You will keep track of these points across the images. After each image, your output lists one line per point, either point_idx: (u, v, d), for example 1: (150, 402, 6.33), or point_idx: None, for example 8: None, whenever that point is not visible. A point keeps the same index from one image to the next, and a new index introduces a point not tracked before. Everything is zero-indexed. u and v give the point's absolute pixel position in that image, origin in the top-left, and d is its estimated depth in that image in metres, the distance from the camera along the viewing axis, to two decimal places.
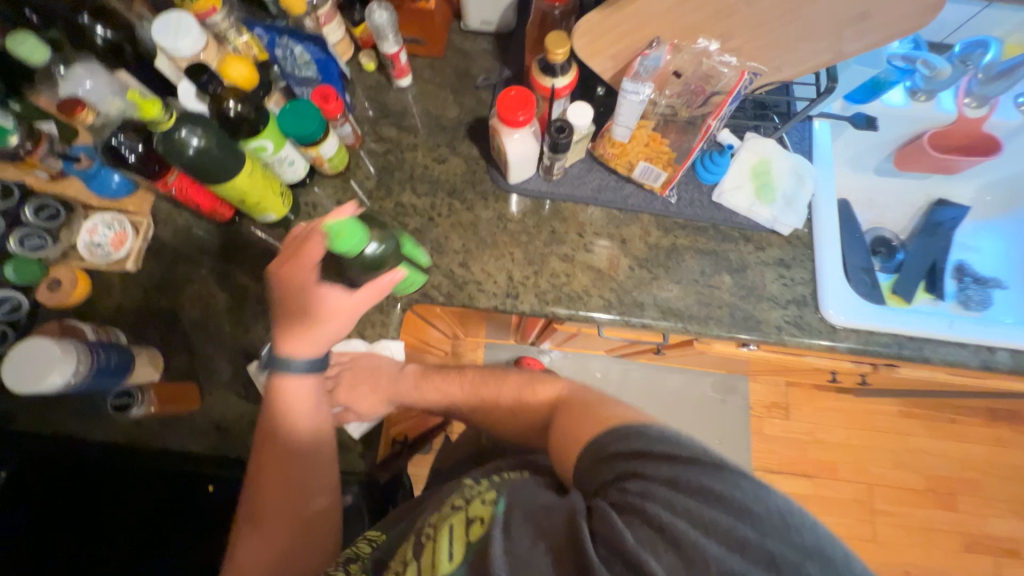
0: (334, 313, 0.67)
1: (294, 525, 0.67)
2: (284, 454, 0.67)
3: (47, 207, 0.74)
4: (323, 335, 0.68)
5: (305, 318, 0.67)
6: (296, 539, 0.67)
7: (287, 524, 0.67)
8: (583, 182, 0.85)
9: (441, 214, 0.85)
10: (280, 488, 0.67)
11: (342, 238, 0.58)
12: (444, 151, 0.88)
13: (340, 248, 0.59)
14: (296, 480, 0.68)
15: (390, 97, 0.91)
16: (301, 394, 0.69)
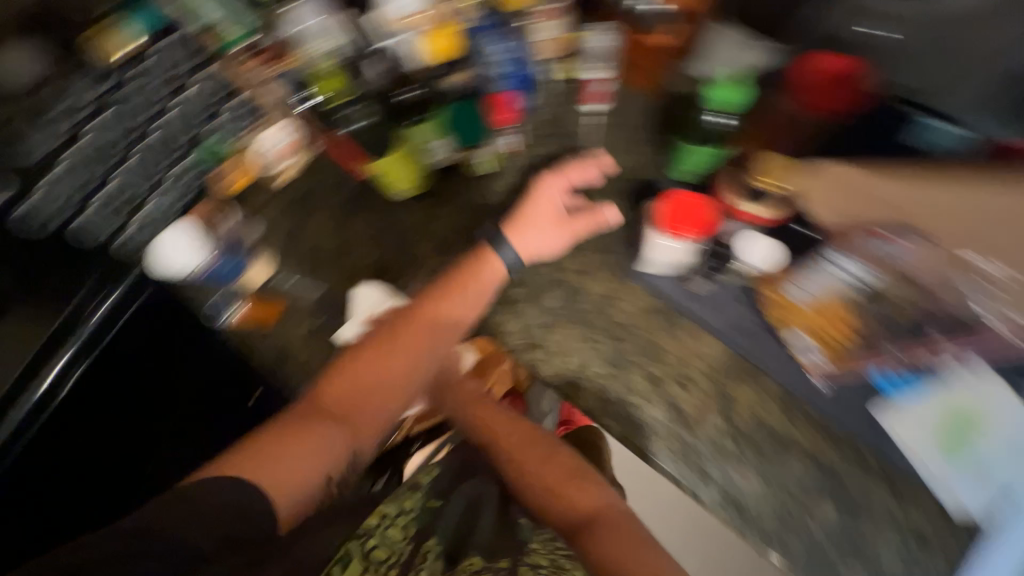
0: (546, 202, 0.73)
1: (305, 481, 0.60)
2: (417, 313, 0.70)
3: (242, 106, 0.82)
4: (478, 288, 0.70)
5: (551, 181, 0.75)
6: (343, 431, 0.64)
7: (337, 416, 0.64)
8: (721, 310, 0.72)
9: (553, 266, 0.78)
10: (355, 405, 0.65)
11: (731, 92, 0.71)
12: (592, 200, 0.79)
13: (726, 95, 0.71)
14: (335, 433, 0.63)
15: (568, 117, 0.82)
16: (449, 308, 0.71)
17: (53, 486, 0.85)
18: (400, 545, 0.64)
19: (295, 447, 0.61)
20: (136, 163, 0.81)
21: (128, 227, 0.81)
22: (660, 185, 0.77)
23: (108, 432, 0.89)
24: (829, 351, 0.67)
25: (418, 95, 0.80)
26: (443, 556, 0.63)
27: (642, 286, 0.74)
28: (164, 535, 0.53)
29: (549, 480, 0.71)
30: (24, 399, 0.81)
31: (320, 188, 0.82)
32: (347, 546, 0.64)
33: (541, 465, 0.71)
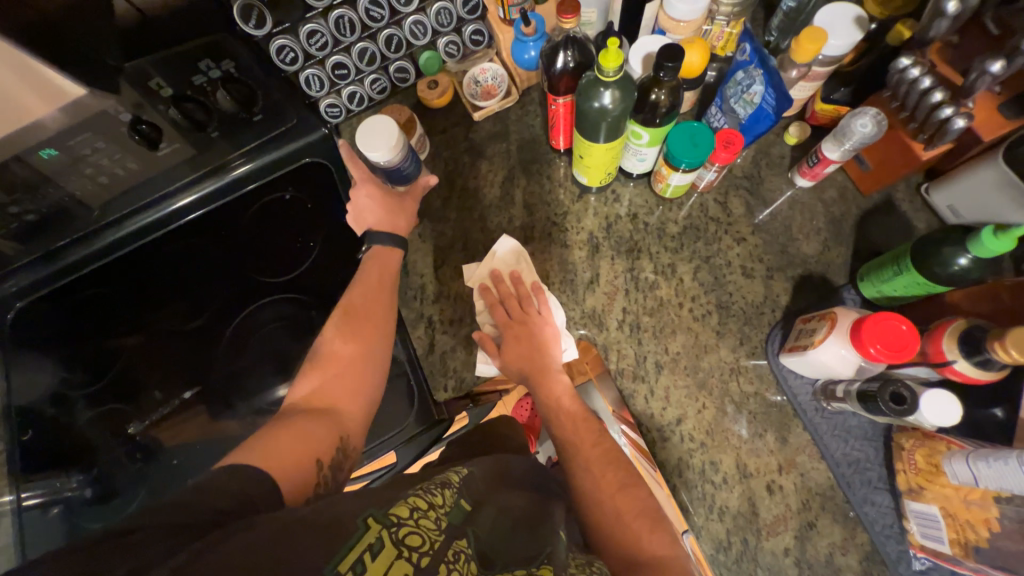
0: (514, 311, 0.73)
1: (314, 447, 0.52)
2: (369, 312, 0.67)
3: (479, 35, 0.84)
4: (544, 328, 0.72)
5: (513, 298, 0.74)
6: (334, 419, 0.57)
7: (338, 374, 0.61)
8: (845, 439, 0.67)
9: (691, 314, 0.75)
10: (328, 414, 0.57)
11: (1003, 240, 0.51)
12: (760, 271, 0.75)
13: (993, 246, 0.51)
14: (358, 394, 0.61)
15: (772, 181, 0.79)
16: (524, 291, 0.74)
17: (121, 290, 0.86)
18: (433, 535, 0.42)
19: (306, 423, 0.55)
20: (360, 49, 0.78)
21: (322, 100, 0.85)
22: (837, 290, 0.72)
23: (199, 268, 0.88)
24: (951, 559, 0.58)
25: (643, 58, 0.66)
26: (480, 563, 0.42)
27: (774, 376, 0.71)
28: (191, 515, 0.39)
29: (622, 507, 0.59)
30: (129, 224, 0.81)
31: (508, 150, 0.87)
32: (361, 522, 0.40)
33: (612, 488, 0.60)
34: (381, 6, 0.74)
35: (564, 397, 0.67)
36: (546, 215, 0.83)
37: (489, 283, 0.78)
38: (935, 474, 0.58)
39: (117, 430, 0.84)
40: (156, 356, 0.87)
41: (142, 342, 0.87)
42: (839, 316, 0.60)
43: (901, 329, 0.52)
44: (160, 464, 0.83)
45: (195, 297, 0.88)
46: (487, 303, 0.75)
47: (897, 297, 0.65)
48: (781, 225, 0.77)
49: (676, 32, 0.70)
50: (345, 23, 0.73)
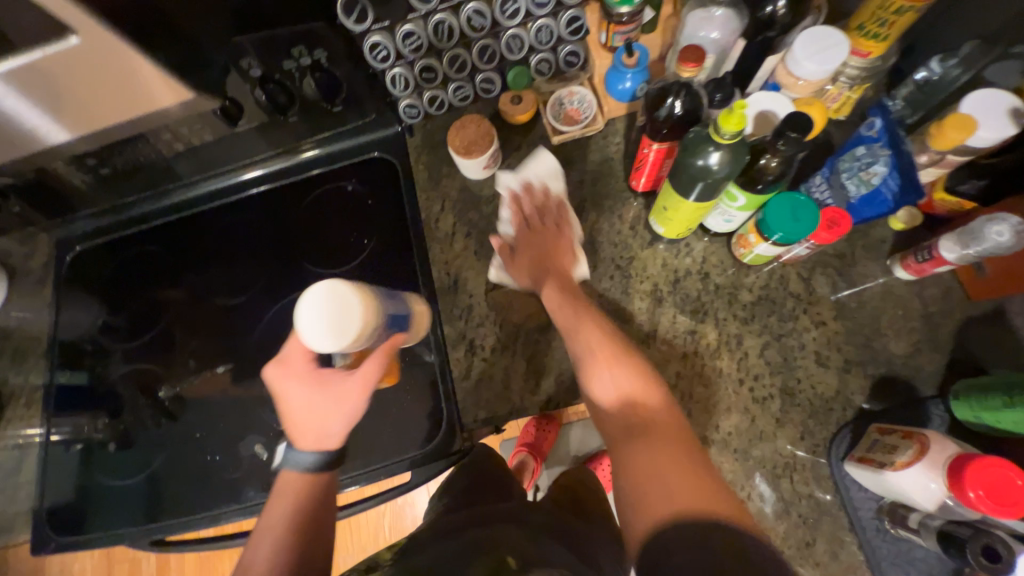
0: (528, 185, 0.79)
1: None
2: (314, 487, 0.60)
3: (573, 56, 0.80)
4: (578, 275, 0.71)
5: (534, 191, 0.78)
6: (317, 545, 0.56)
7: (314, 535, 0.57)
8: (904, 570, 0.60)
9: (751, 394, 0.69)
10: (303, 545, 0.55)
11: None
12: (835, 362, 0.69)
13: None
14: (321, 507, 0.59)
15: (866, 265, 0.71)
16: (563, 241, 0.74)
17: (178, 251, 0.89)
18: None
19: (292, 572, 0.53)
20: (453, 56, 0.76)
21: (402, 100, 0.81)
22: (922, 400, 0.65)
23: (247, 241, 0.88)
24: None
25: (759, 116, 0.61)
26: None
27: (834, 482, 0.64)
28: None
29: (654, 428, 0.52)
30: (202, 185, 0.88)
31: (583, 180, 0.83)
32: None
33: (677, 476, 0.47)
34: (484, 16, 0.72)
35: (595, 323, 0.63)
36: (610, 256, 0.79)
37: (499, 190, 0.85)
38: None
39: (147, 391, 0.85)
40: (194, 323, 0.87)
41: (179, 304, 0.88)
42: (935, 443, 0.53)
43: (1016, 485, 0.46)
44: (180, 433, 0.83)
45: (240, 271, 0.88)
46: (508, 185, 0.80)
47: (998, 428, 0.57)
48: (869, 316, 0.70)
49: (791, 89, 0.64)
50: (443, 29, 0.72)
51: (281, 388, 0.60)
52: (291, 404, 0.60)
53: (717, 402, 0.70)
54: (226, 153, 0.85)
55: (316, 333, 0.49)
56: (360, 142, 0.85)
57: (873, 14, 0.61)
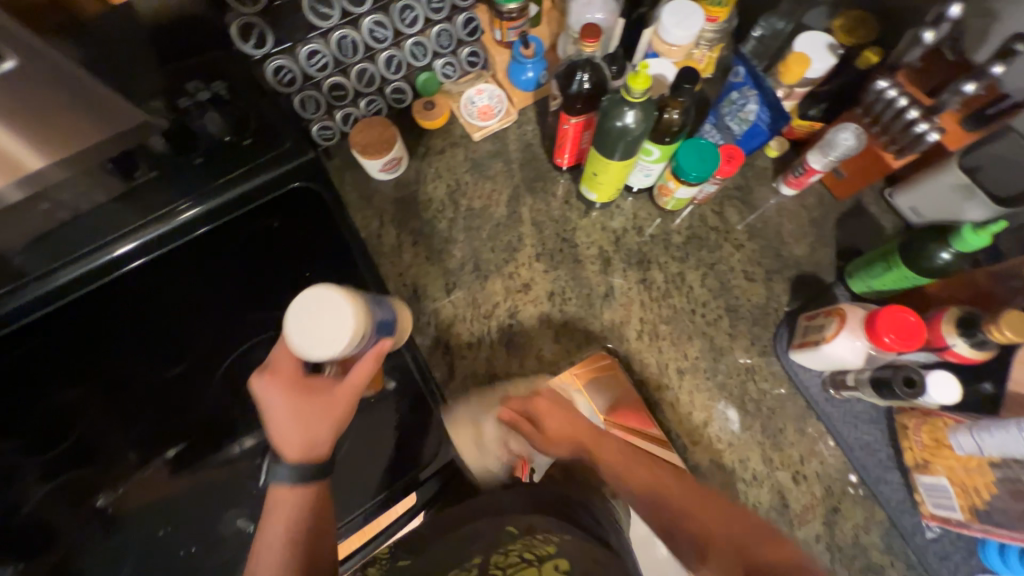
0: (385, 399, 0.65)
1: None
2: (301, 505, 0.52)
3: (475, 57, 0.84)
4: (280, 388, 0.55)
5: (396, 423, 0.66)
6: None
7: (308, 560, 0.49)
8: (854, 425, 0.72)
9: (704, 319, 0.79)
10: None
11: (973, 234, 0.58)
12: (759, 274, 0.81)
13: (965, 236, 0.59)
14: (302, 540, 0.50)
15: (759, 191, 0.85)
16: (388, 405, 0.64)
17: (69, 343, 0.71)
18: None
19: None
20: (359, 71, 0.76)
21: (313, 123, 0.78)
22: (828, 287, 0.79)
23: (175, 303, 0.77)
24: (952, 520, 0.64)
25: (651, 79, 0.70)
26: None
27: (785, 371, 0.75)
28: None
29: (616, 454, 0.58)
30: (56, 277, 0.62)
31: (511, 168, 0.87)
32: None
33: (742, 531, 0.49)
34: (385, 27, 0.73)
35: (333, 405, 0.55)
36: (554, 233, 0.84)
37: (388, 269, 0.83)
38: (941, 443, 0.63)
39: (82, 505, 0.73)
40: (123, 409, 0.77)
41: (93, 394, 0.75)
42: (851, 309, 0.65)
43: (911, 321, 0.58)
44: (135, 536, 0.73)
45: (166, 340, 0.78)
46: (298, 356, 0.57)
47: (881, 290, 0.72)
48: (772, 231, 0.83)
49: (667, 56, 0.74)
50: (347, 43, 0.72)
51: (269, 398, 0.54)
52: (280, 411, 0.54)
53: (679, 334, 0.78)
54: (103, 226, 0.64)
55: (305, 340, 0.50)
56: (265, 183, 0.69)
57: None
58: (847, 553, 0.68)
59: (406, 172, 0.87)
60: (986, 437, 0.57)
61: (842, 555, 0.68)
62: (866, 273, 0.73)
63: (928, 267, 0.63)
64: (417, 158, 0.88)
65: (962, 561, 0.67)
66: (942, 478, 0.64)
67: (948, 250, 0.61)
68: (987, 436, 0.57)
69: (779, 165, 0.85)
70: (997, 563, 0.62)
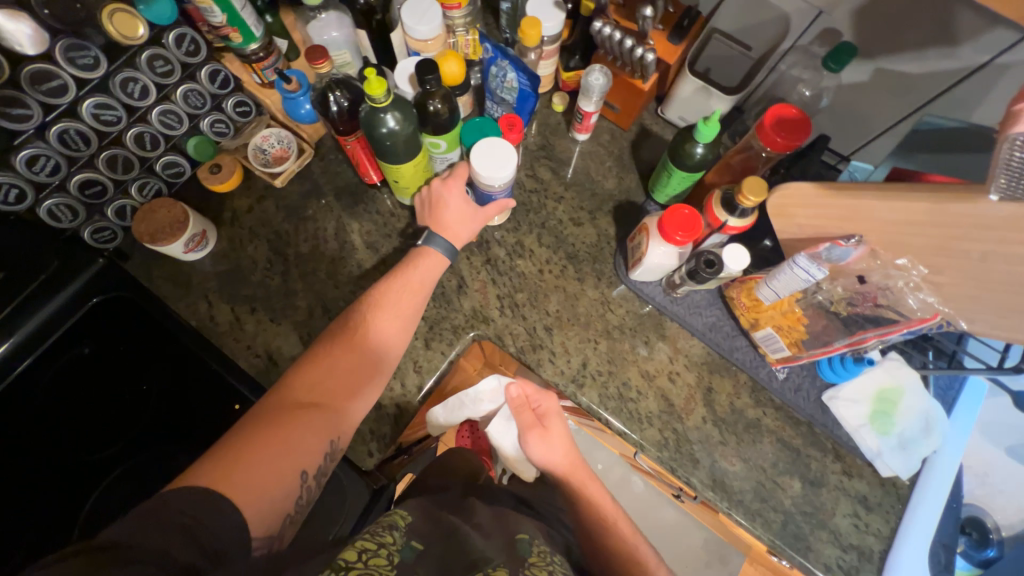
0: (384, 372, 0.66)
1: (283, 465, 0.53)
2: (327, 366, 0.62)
3: (242, 106, 0.81)
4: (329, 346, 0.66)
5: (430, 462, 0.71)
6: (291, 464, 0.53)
7: (307, 426, 0.56)
8: (700, 313, 0.82)
9: (553, 273, 0.84)
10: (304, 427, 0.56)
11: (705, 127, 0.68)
12: (586, 217, 0.88)
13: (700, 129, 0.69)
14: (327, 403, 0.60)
15: (561, 144, 0.92)
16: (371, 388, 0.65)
17: None
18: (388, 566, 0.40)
19: (276, 446, 0.53)
20: (108, 160, 0.69)
21: (82, 230, 0.71)
22: (642, 207, 0.88)
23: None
24: (790, 358, 0.75)
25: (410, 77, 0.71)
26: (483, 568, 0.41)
27: (633, 291, 0.83)
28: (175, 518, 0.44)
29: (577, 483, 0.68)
30: None
31: (328, 201, 0.86)
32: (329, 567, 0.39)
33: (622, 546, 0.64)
34: (113, 107, 0.65)
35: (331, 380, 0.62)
36: (392, 247, 0.84)
37: (232, 348, 0.77)
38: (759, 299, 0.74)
39: None
40: None
41: None
42: (651, 222, 0.73)
43: (687, 213, 0.67)
44: None
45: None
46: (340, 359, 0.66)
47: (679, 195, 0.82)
48: (583, 175, 0.91)
49: (428, 51, 0.75)
50: (72, 137, 0.63)
51: (445, 196, 0.74)
52: (453, 208, 0.73)
53: (536, 296, 0.83)
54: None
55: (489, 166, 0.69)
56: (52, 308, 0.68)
57: None
58: (729, 421, 0.78)
59: (219, 243, 0.82)
60: (777, 279, 0.68)
61: (725, 425, 0.78)
62: (659, 185, 0.82)
63: (690, 163, 0.73)
64: (225, 225, 0.83)
65: (814, 387, 0.78)
66: (768, 328, 0.74)
67: (698, 145, 0.71)
68: (777, 277, 0.68)
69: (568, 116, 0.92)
70: (829, 372, 0.76)
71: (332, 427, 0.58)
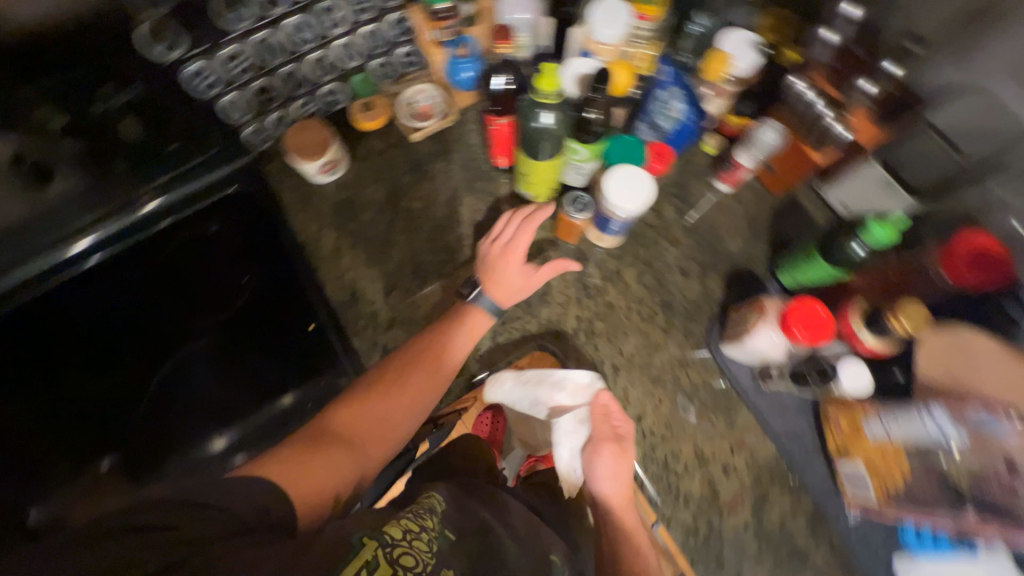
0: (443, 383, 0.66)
1: (348, 454, 0.54)
2: (396, 376, 0.64)
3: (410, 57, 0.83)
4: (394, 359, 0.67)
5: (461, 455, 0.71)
6: (347, 465, 0.53)
7: (368, 431, 0.58)
8: (783, 415, 0.74)
9: (641, 316, 0.80)
10: (365, 433, 0.57)
11: (878, 229, 0.60)
12: (695, 270, 0.82)
13: (873, 230, 0.61)
14: (396, 411, 0.61)
15: (696, 187, 0.86)
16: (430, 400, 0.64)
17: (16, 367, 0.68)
18: (425, 556, 0.42)
19: (335, 450, 0.54)
20: (287, 74, 0.74)
21: (244, 127, 0.77)
22: (760, 281, 0.81)
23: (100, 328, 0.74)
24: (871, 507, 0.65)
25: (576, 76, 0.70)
26: None
27: (718, 365, 0.77)
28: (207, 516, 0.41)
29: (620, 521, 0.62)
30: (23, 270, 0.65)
31: (451, 169, 0.87)
32: (356, 541, 0.41)
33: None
34: (309, 30, 0.73)
35: (396, 388, 0.63)
36: (494, 232, 0.84)
37: (325, 273, 0.82)
38: (864, 433, 0.63)
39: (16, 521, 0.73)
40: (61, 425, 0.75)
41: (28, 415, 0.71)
42: (773, 303, 0.66)
43: (817, 311, 0.60)
44: None
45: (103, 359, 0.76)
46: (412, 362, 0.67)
47: (802, 284, 0.74)
48: (708, 227, 0.84)
49: (601, 54, 0.74)
50: (271, 46, 0.72)
51: (500, 267, 0.74)
52: (504, 279, 0.73)
53: (617, 332, 0.79)
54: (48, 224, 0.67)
55: (618, 195, 0.66)
56: (204, 184, 0.72)
57: None
58: (774, 540, 0.71)
59: (346, 174, 0.87)
60: None
61: (769, 543, 0.70)
62: (788, 265, 0.74)
63: (843, 258, 0.64)
64: (356, 160, 0.87)
65: (887, 546, 0.69)
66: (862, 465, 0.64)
67: (863, 242, 0.62)
68: None
69: (715, 161, 0.86)
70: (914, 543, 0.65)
71: (386, 439, 0.59)
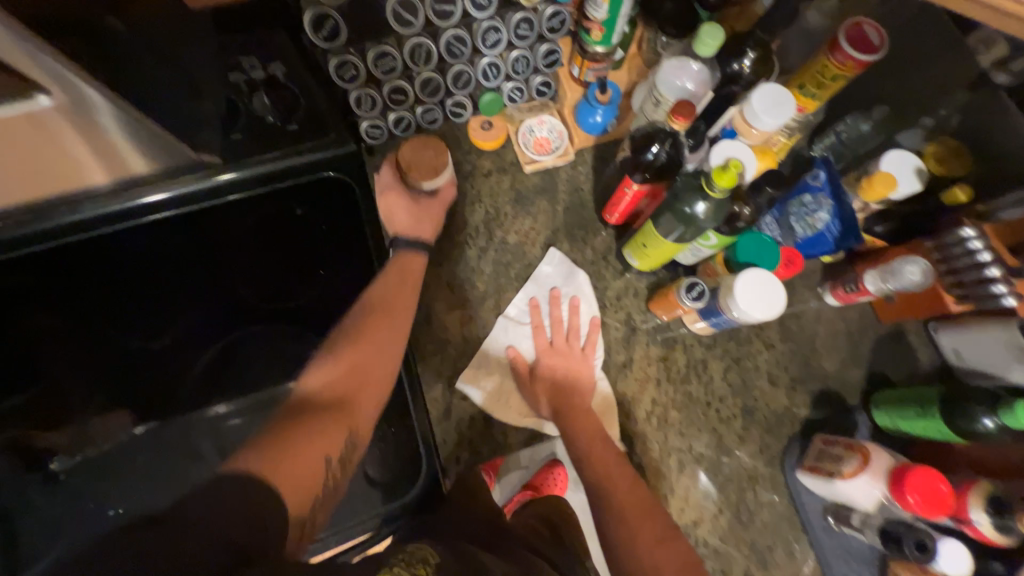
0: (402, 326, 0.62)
1: (333, 420, 0.50)
2: (378, 323, 0.61)
3: (545, 87, 0.79)
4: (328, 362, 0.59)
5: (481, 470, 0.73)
6: (328, 443, 0.48)
7: (342, 394, 0.54)
8: (846, 561, 0.69)
9: (718, 415, 0.75)
10: (341, 393, 0.54)
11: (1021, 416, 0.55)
12: (784, 381, 0.77)
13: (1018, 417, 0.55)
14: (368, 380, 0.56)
15: (802, 292, 0.81)
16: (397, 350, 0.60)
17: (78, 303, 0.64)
18: None
19: (315, 428, 0.49)
20: (426, 79, 0.71)
21: (363, 121, 0.73)
22: (850, 409, 0.76)
23: (159, 284, 0.67)
24: None
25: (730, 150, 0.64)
26: None
27: (788, 487, 0.72)
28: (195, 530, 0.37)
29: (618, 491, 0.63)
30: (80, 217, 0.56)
31: (555, 209, 0.83)
32: None
33: (653, 540, 0.58)
34: (464, 44, 0.68)
35: (365, 344, 0.59)
36: (584, 286, 0.80)
37: None
38: None
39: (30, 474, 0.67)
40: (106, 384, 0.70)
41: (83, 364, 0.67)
42: (880, 452, 0.61)
43: (939, 485, 0.56)
44: None
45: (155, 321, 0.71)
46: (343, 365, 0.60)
47: (896, 428, 0.70)
48: (806, 338, 0.80)
49: (745, 136, 0.68)
50: (421, 52, 0.67)
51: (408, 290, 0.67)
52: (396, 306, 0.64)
53: (690, 427, 0.75)
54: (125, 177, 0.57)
55: (750, 299, 0.62)
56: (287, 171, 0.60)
57: (813, 78, 0.69)
58: None
59: None
60: None
61: None
62: (888, 406, 0.70)
63: (962, 426, 0.60)
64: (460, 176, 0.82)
65: None
66: None
67: (993, 419, 0.58)
68: None
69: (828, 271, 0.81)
70: None
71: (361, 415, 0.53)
